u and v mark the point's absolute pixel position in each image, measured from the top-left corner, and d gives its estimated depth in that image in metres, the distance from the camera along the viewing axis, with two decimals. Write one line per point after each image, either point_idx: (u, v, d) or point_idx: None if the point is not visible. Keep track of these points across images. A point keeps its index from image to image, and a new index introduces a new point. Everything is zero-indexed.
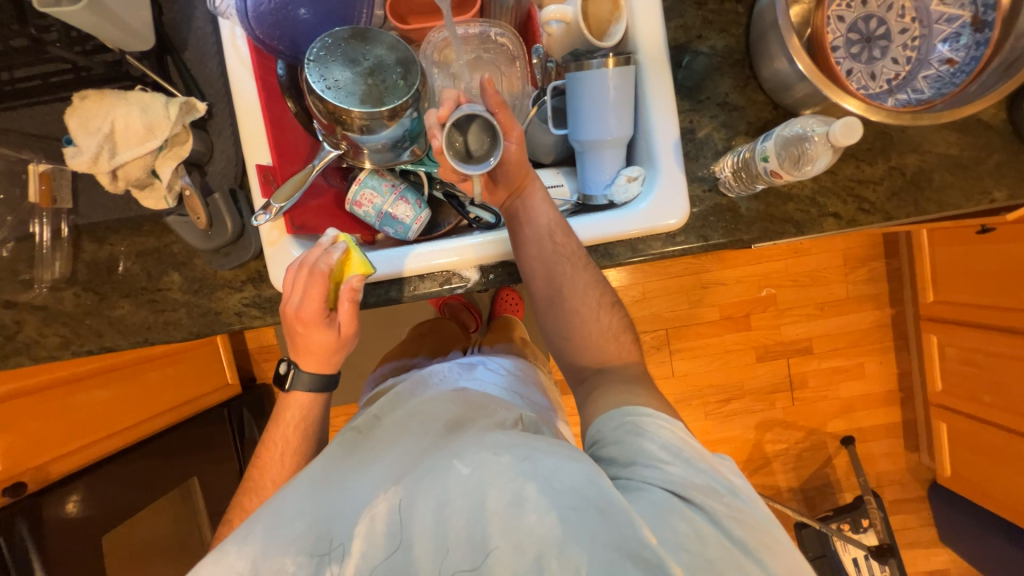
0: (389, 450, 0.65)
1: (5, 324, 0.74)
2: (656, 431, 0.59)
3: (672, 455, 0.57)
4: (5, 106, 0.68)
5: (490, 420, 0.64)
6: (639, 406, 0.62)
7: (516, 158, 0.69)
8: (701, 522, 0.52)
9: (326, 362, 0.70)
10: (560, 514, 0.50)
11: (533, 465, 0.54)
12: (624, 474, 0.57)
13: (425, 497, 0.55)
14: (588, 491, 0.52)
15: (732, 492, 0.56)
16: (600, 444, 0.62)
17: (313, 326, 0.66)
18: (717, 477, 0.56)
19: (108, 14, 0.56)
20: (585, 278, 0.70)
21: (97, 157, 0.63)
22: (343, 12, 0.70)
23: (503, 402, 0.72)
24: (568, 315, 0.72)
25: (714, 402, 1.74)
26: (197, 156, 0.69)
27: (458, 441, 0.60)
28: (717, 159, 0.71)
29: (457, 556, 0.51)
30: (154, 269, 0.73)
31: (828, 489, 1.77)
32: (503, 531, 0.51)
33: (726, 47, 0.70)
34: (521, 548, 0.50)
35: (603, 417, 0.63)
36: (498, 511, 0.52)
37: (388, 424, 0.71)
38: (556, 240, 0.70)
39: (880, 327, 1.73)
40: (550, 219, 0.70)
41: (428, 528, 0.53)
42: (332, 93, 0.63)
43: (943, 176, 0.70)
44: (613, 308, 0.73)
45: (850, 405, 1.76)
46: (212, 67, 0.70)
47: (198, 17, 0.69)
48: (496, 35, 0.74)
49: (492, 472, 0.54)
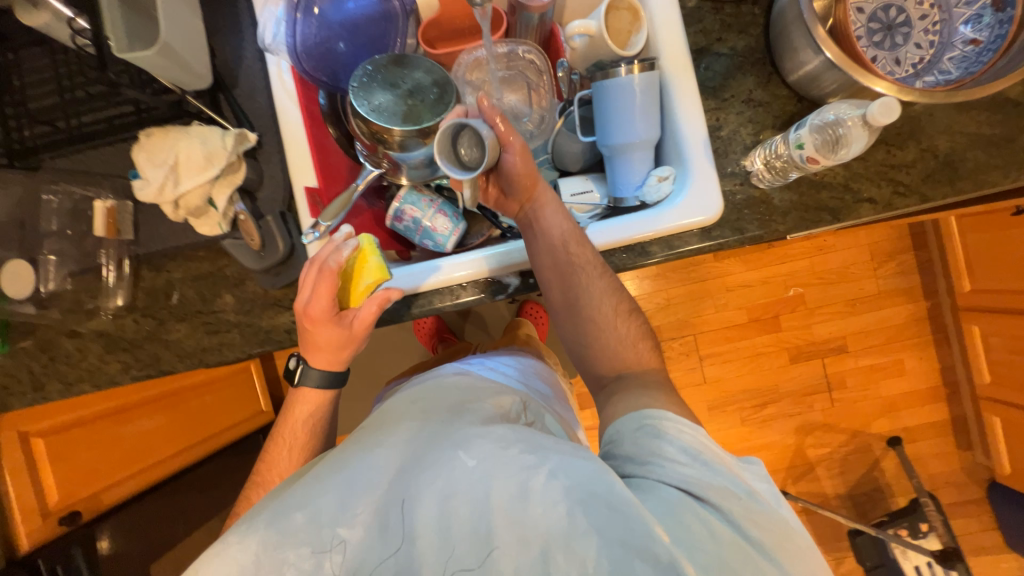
0: (392, 441, 0.62)
1: (70, 353, 0.78)
2: (675, 435, 0.58)
3: (689, 458, 0.56)
4: (75, 149, 0.73)
5: (494, 411, 0.66)
6: (659, 409, 0.61)
7: (525, 169, 0.69)
8: (715, 522, 0.51)
9: (339, 358, 0.71)
10: (567, 509, 0.51)
11: (540, 458, 0.55)
12: (638, 472, 0.56)
13: (428, 487, 0.55)
14: (596, 488, 0.52)
15: (750, 495, 0.54)
16: (616, 443, 0.61)
17: (322, 323, 0.67)
18: (738, 480, 0.55)
19: (176, 57, 0.61)
20: (600, 285, 0.70)
21: (162, 186, 0.67)
22: (379, 43, 0.75)
23: (502, 390, 0.74)
24: (587, 322, 0.72)
25: (750, 407, 1.70)
26: (248, 184, 0.73)
27: (461, 431, 0.60)
28: (746, 154, 0.72)
29: (462, 548, 0.52)
30: (208, 293, 0.77)
31: (878, 494, 1.69)
32: (507, 522, 0.52)
33: (747, 47, 0.73)
34: (525, 542, 0.51)
35: (623, 417, 0.62)
36: (502, 504, 0.53)
37: (391, 409, 0.69)
38: (569, 249, 0.70)
39: (916, 321, 1.69)
40: (563, 228, 0.70)
41: (434, 522, 0.54)
42: (376, 116, 0.67)
43: (977, 156, 0.70)
44: (631, 315, 0.72)
45: (893, 403, 1.70)
46: (261, 101, 0.75)
47: (247, 56, 0.75)
48: (523, 52, 0.79)
49: (495, 465, 0.55)
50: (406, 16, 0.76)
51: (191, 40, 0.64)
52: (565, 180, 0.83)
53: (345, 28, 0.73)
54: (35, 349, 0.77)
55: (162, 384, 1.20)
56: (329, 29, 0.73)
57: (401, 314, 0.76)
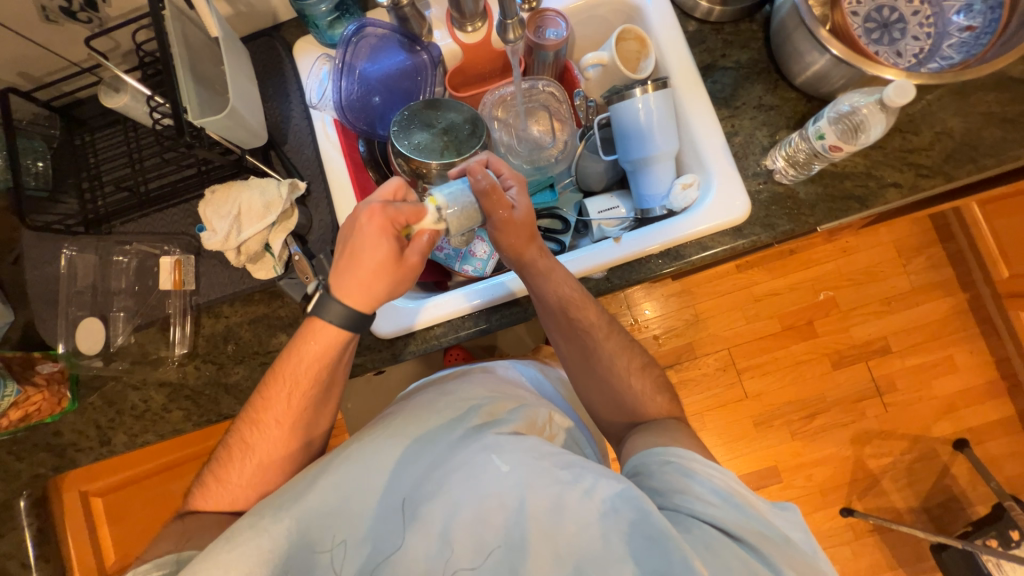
0: (422, 435, 0.64)
1: (135, 405, 0.80)
2: (705, 475, 0.57)
3: (720, 500, 0.54)
4: (145, 213, 0.81)
5: (522, 417, 0.67)
6: (683, 449, 0.61)
7: (510, 242, 0.70)
8: (753, 563, 0.51)
9: (373, 293, 0.63)
10: (602, 530, 0.53)
11: (575, 475, 0.57)
12: (668, 505, 0.55)
13: (460, 487, 0.58)
14: (630, 512, 0.53)
15: (786, 540, 0.53)
16: (642, 475, 0.61)
17: (377, 236, 0.62)
18: (772, 524, 0.54)
19: (240, 119, 0.71)
20: (609, 348, 0.74)
21: (228, 235, 0.73)
22: (412, 92, 0.83)
23: (527, 396, 0.76)
24: (597, 364, 0.74)
25: (799, 420, 1.62)
26: (300, 228, 0.78)
27: (492, 435, 0.62)
28: (765, 154, 0.76)
29: (493, 549, 0.55)
30: (264, 334, 0.80)
31: (956, 504, 1.57)
32: (542, 534, 0.55)
33: (750, 59, 0.79)
34: (559, 557, 0.54)
35: (647, 452, 0.62)
36: (537, 514, 0.55)
37: (413, 403, 0.71)
38: (570, 315, 0.72)
39: (959, 313, 1.63)
40: (565, 294, 0.72)
41: (468, 526, 0.56)
42: (417, 153, 0.74)
43: (993, 132, 0.73)
44: (644, 372, 0.74)
45: (951, 402, 1.61)
46: (308, 153, 0.82)
47: (295, 115, 0.83)
48: (542, 87, 0.87)
49: (530, 477, 0.57)
50: (435, 66, 0.82)
51: (250, 104, 0.74)
52: (592, 200, 0.87)
53: (381, 83, 0.81)
54: (102, 403, 0.80)
55: (189, 446, 1.13)
56: (367, 84, 0.81)
57: (449, 338, 0.79)
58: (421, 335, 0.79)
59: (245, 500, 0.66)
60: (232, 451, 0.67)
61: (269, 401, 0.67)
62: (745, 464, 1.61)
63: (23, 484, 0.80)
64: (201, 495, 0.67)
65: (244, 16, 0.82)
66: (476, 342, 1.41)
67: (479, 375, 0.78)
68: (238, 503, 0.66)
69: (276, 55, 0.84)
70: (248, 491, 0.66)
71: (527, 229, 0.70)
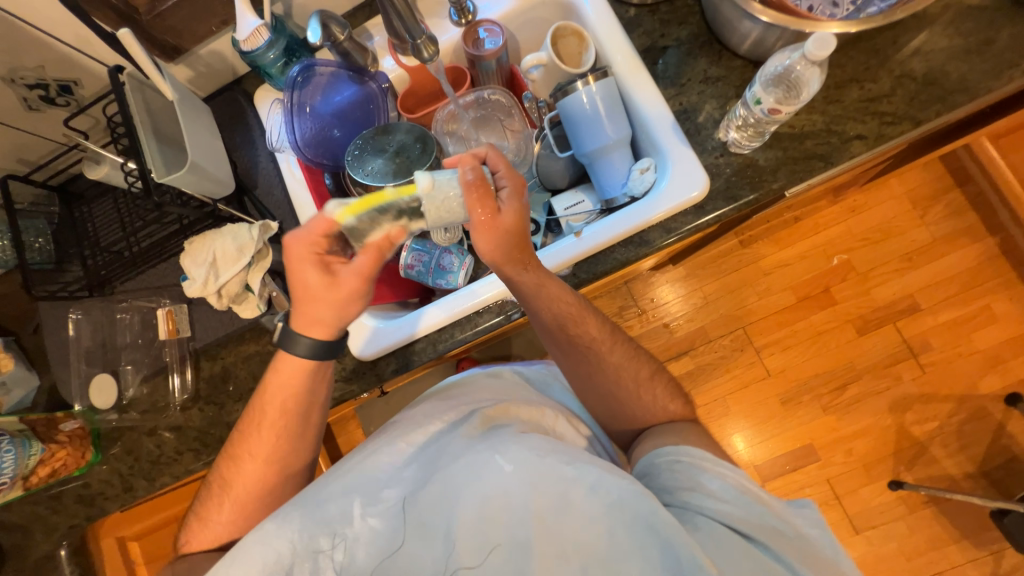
0: (427, 441, 0.63)
1: (150, 451, 0.85)
2: (716, 474, 0.57)
3: (732, 498, 0.54)
4: (139, 270, 0.87)
5: (526, 420, 0.66)
6: (695, 449, 0.61)
7: (493, 246, 0.64)
8: (762, 560, 0.50)
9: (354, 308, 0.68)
10: (608, 525, 0.51)
11: (580, 469, 0.54)
12: (676, 502, 0.55)
13: (461, 489, 0.55)
14: (639, 507, 0.51)
15: (797, 537, 0.52)
16: (651, 476, 0.60)
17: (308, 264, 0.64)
18: (781, 519, 0.53)
19: (203, 171, 0.76)
20: (614, 361, 0.72)
21: (206, 281, 0.77)
22: (365, 119, 0.86)
23: (529, 394, 0.75)
24: (584, 363, 0.73)
25: (829, 392, 1.54)
26: (276, 265, 0.83)
27: (499, 435, 0.59)
28: (718, 127, 0.74)
29: (500, 556, 0.52)
30: (257, 370, 0.84)
31: (1018, 465, 1.44)
32: (547, 533, 0.52)
33: (690, 35, 0.78)
34: (566, 556, 0.51)
35: (654, 451, 0.63)
36: (542, 513, 0.52)
37: (418, 411, 0.70)
38: (569, 331, 0.72)
39: (991, 259, 1.52)
40: (567, 302, 0.71)
41: (470, 526, 0.53)
42: (371, 179, 0.77)
43: (958, 67, 0.69)
44: (654, 380, 0.73)
45: (996, 355, 1.50)
46: (278, 194, 0.87)
47: (262, 160, 0.88)
48: (489, 95, 0.88)
49: (537, 473, 0.54)
50: (384, 93, 0.86)
51: (213, 157, 0.79)
52: (558, 198, 0.87)
53: (335, 116, 0.85)
54: (122, 452, 0.86)
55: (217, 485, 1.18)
56: (322, 120, 0.84)
57: (429, 353, 0.80)
58: (402, 353, 0.81)
59: (246, 517, 0.70)
60: (216, 486, 0.71)
61: (253, 431, 0.70)
62: (778, 446, 1.54)
63: (61, 535, 0.87)
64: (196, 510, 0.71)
65: (205, 76, 0.88)
66: (484, 352, 1.42)
67: (481, 378, 0.77)
68: (223, 536, 0.69)
69: (239, 107, 0.90)
70: (232, 522, 0.69)
71: (513, 236, 0.64)
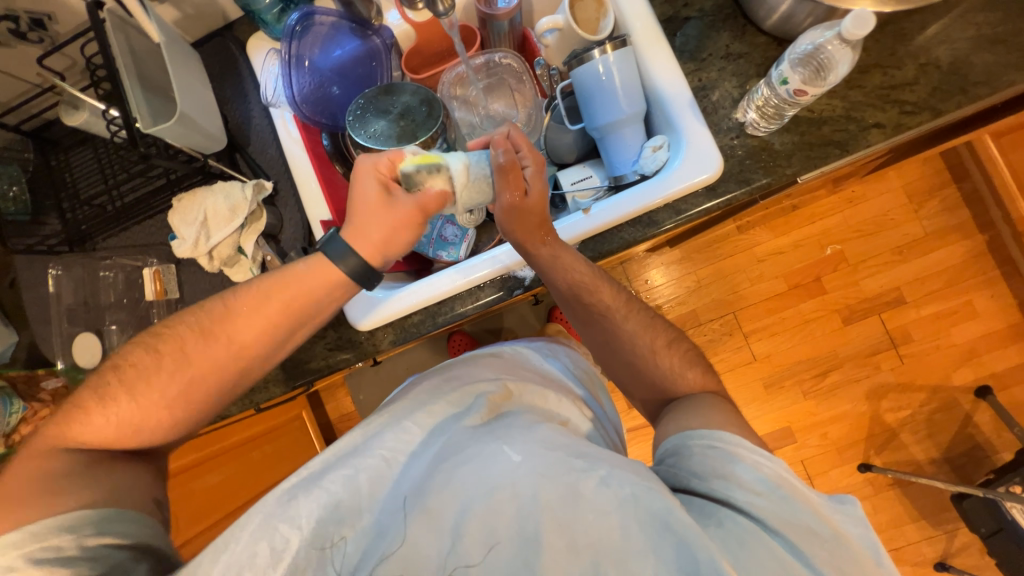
0: (432, 428, 0.62)
1: None
2: (752, 463, 0.52)
3: (767, 491, 0.50)
4: (123, 227, 0.83)
5: (534, 411, 0.65)
6: (731, 434, 0.55)
7: (510, 222, 0.69)
8: (789, 560, 0.46)
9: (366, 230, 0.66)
10: (621, 520, 0.49)
11: (591, 462, 0.53)
12: (703, 489, 0.52)
13: (470, 479, 0.53)
14: (652, 503, 0.48)
15: (833, 536, 0.48)
16: (681, 457, 0.56)
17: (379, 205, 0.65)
18: (819, 518, 0.49)
19: (193, 122, 0.71)
20: (632, 328, 0.71)
21: (197, 241, 0.74)
22: (368, 77, 0.82)
23: (535, 377, 0.74)
24: (603, 324, 0.72)
25: (811, 378, 1.59)
26: (271, 228, 0.80)
27: (506, 428, 0.59)
28: (736, 107, 0.72)
29: (507, 549, 0.49)
30: None
31: (979, 453, 1.52)
32: (557, 525, 0.49)
33: (714, 6, 0.75)
34: (576, 550, 0.48)
35: (683, 435, 0.58)
36: (552, 505, 0.50)
37: (424, 392, 0.68)
38: (598, 297, 0.71)
39: (978, 256, 1.55)
40: (586, 271, 0.70)
41: (479, 518, 0.51)
42: (374, 141, 0.74)
43: (984, 57, 0.68)
44: (679, 348, 0.70)
45: (972, 349, 1.55)
46: (272, 152, 0.82)
47: (255, 115, 0.83)
48: (500, 59, 0.85)
49: (545, 463, 0.53)
50: (388, 49, 0.82)
51: (204, 108, 0.74)
52: (565, 171, 0.84)
53: (335, 72, 0.81)
54: None
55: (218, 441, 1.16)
56: (321, 75, 0.80)
57: (427, 325, 0.79)
58: (400, 324, 0.79)
59: None
60: None
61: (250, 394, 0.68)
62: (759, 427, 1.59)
63: None
64: (86, 434, 0.59)
65: (193, 18, 0.82)
66: (476, 326, 1.41)
67: (487, 358, 0.77)
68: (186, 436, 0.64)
69: (230, 55, 0.84)
70: None
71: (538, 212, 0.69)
